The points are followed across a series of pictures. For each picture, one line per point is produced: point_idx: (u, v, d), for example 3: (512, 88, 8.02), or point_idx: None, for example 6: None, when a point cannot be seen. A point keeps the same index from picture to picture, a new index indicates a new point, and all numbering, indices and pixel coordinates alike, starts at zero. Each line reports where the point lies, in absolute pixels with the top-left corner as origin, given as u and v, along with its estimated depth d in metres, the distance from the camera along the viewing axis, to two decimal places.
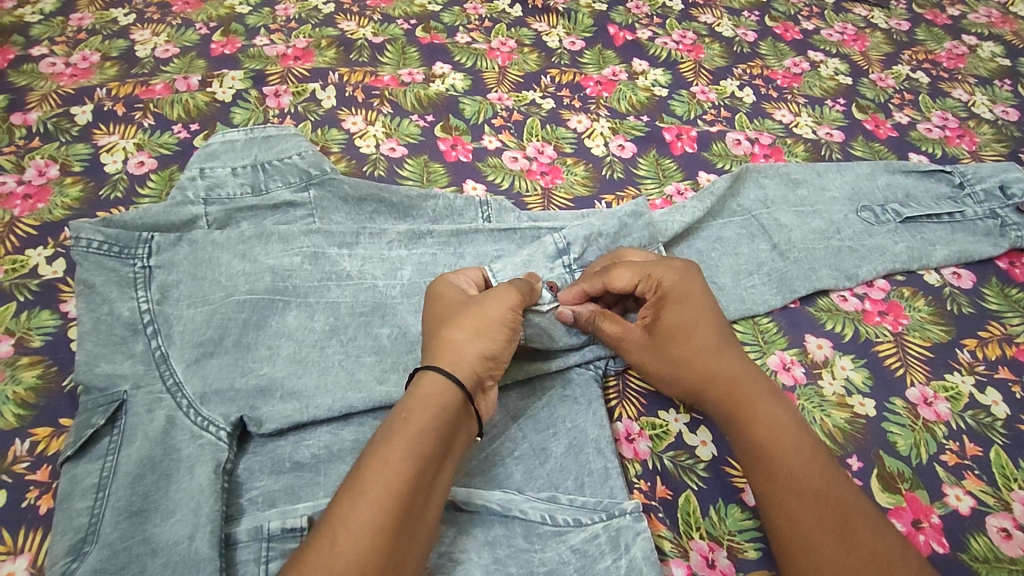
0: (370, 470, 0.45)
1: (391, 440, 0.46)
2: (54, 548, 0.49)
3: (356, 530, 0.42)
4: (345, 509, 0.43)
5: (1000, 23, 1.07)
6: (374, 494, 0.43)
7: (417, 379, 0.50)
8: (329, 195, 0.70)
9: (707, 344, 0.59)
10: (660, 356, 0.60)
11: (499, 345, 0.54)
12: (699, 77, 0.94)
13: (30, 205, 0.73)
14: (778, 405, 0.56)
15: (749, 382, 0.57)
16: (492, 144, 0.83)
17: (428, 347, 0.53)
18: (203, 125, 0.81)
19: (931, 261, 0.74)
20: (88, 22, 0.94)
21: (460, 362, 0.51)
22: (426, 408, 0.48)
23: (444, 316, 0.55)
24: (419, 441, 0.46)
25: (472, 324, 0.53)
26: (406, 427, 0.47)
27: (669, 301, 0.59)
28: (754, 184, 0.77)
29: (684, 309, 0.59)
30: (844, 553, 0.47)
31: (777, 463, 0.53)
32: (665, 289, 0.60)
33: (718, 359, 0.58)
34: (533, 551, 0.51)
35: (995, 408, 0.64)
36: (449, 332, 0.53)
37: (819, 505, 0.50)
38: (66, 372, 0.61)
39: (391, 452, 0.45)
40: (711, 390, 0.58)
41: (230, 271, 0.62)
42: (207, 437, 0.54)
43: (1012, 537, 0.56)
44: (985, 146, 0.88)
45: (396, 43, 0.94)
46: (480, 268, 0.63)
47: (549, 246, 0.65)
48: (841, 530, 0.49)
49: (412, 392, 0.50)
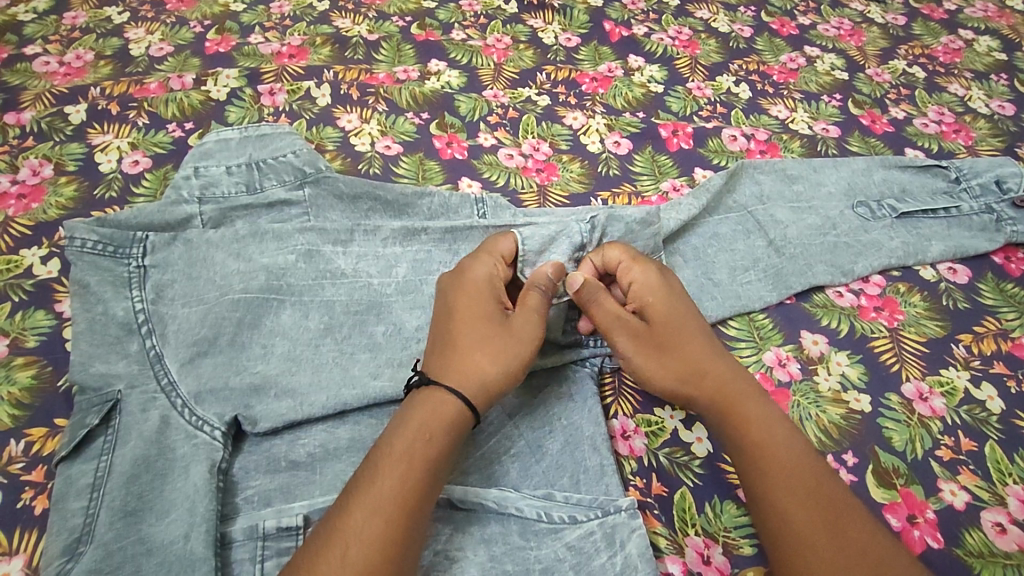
0: (385, 483, 0.46)
1: (408, 456, 0.48)
2: (50, 548, 0.49)
3: (368, 541, 0.43)
4: (357, 519, 0.44)
5: (996, 17, 1.07)
6: (389, 509, 0.45)
7: (439, 395, 0.52)
8: (323, 193, 0.70)
9: (696, 336, 0.59)
10: (652, 347, 0.59)
11: (517, 383, 0.56)
12: (695, 74, 0.94)
13: (24, 204, 0.73)
14: (768, 404, 0.56)
15: (737, 382, 0.57)
16: (488, 141, 0.83)
17: (452, 358, 0.54)
18: (198, 124, 0.81)
19: (927, 256, 0.74)
20: (82, 21, 0.93)
21: (483, 393, 0.53)
22: (446, 432, 0.50)
23: (476, 330, 0.55)
24: (435, 463, 0.48)
25: (503, 358, 0.55)
26: (426, 447, 0.48)
27: (654, 292, 0.60)
28: (750, 180, 0.77)
29: (669, 300, 0.60)
30: (838, 553, 0.48)
31: (770, 462, 0.52)
32: (642, 282, 0.60)
33: (705, 354, 0.58)
34: (528, 548, 0.52)
35: (991, 403, 0.64)
36: (479, 359, 0.54)
37: (813, 503, 0.50)
38: (61, 372, 0.61)
39: (409, 469, 0.47)
40: (698, 387, 0.57)
41: (225, 270, 0.62)
42: (201, 436, 0.54)
43: (1007, 531, 0.57)
44: (982, 141, 0.88)
45: (391, 40, 0.94)
46: (507, 235, 0.61)
47: (574, 235, 0.62)
48: (834, 529, 0.49)
49: (431, 408, 0.51)
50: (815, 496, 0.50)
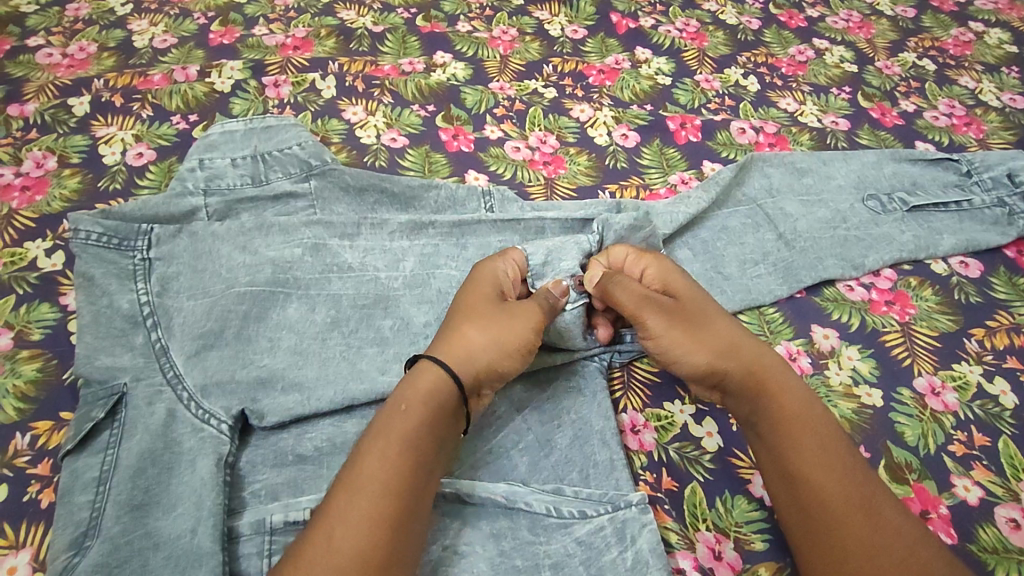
0: (365, 465, 0.45)
1: (384, 434, 0.47)
2: (57, 542, 0.48)
3: (354, 525, 0.43)
4: (341, 504, 0.44)
5: (1007, 9, 1.06)
6: (368, 490, 0.44)
7: (421, 366, 0.51)
8: (329, 185, 0.70)
9: (719, 313, 0.58)
10: (686, 321, 0.57)
11: (510, 361, 0.54)
12: (703, 66, 0.93)
13: (28, 197, 0.72)
14: (799, 382, 0.55)
15: (769, 355, 0.56)
16: (494, 134, 0.82)
17: (446, 333, 0.54)
18: (202, 116, 0.81)
19: (938, 250, 0.73)
20: (85, 12, 0.92)
21: (468, 365, 0.52)
22: (422, 404, 0.49)
23: (471, 309, 0.55)
24: (414, 437, 0.47)
25: (494, 332, 0.54)
26: (402, 422, 0.47)
27: (669, 277, 0.60)
28: (759, 173, 0.77)
29: (686, 283, 0.60)
30: (872, 536, 0.47)
31: (802, 444, 0.51)
32: (656, 268, 0.60)
33: (733, 329, 0.57)
34: (538, 543, 0.51)
35: (1004, 398, 0.64)
36: (469, 332, 0.54)
37: (848, 486, 0.49)
38: (66, 365, 0.61)
39: (384, 446, 0.46)
40: (737, 359, 0.55)
41: (230, 263, 0.62)
42: (208, 430, 0.54)
43: (1021, 527, 0.56)
44: (993, 134, 0.87)
45: (396, 32, 0.93)
46: (516, 249, 0.61)
47: (584, 244, 0.64)
48: (867, 514, 0.48)
49: (412, 383, 0.50)
50: (848, 479, 0.50)
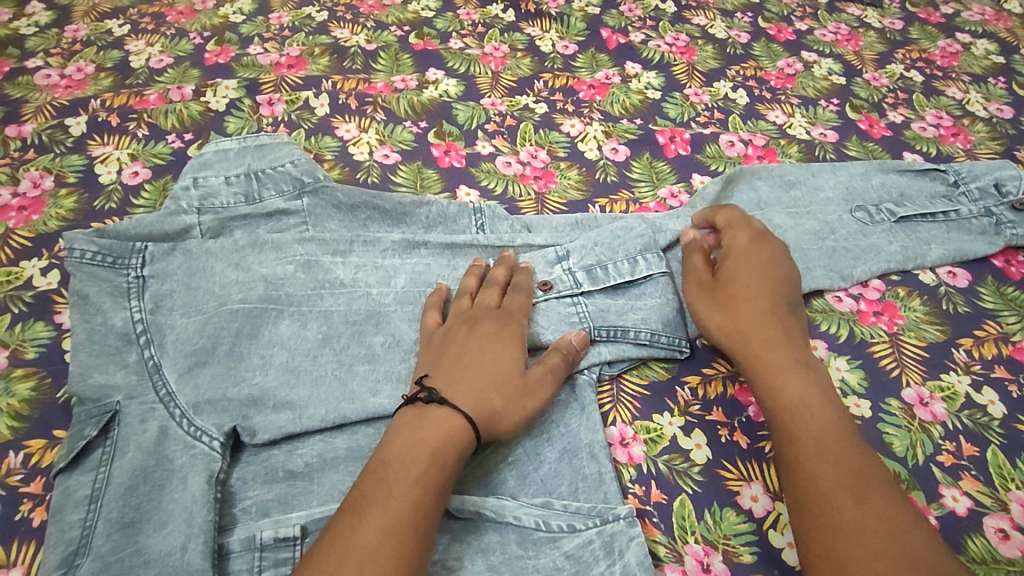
0: (399, 506, 0.46)
1: (422, 480, 0.48)
2: (47, 560, 0.49)
3: (383, 561, 0.43)
4: (369, 535, 0.44)
5: (994, 20, 1.07)
6: (400, 527, 0.45)
7: (459, 426, 0.51)
8: (323, 202, 0.70)
9: (752, 298, 0.61)
10: (711, 299, 0.63)
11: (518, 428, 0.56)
12: (692, 80, 0.94)
13: (25, 216, 0.73)
14: (804, 377, 0.57)
15: (779, 348, 0.58)
16: (486, 149, 0.83)
17: (484, 391, 0.54)
18: (197, 135, 0.82)
19: (925, 261, 0.73)
20: (83, 33, 0.94)
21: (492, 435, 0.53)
22: (458, 462, 0.50)
23: (507, 371, 0.56)
24: (445, 488, 0.49)
25: (522, 406, 0.55)
26: (441, 474, 0.49)
27: (741, 250, 0.65)
28: (747, 187, 0.77)
29: (752, 260, 0.64)
30: (855, 515, 0.47)
31: (796, 430, 0.53)
32: (734, 243, 0.66)
33: (753, 312, 0.60)
34: (527, 557, 0.51)
35: (993, 407, 0.64)
36: (503, 398, 0.54)
37: (838, 471, 0.50)
38: (60, 384, 0.61)
39: (422, 493, 0.47)
40: (742, 345, 0.59)
41: (223, 280, 0.62)
42: (199, 447, 0.54)
43: (1010, 537, 0.56)
44: (980, 144, 0.88)
45: (389, 49, 0.95)
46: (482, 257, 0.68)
47: (550, 252, 0.68)
48: (853, 495, 0.49)
49: (445, 436, 0.50)
50: (839, 464, 0.50)
